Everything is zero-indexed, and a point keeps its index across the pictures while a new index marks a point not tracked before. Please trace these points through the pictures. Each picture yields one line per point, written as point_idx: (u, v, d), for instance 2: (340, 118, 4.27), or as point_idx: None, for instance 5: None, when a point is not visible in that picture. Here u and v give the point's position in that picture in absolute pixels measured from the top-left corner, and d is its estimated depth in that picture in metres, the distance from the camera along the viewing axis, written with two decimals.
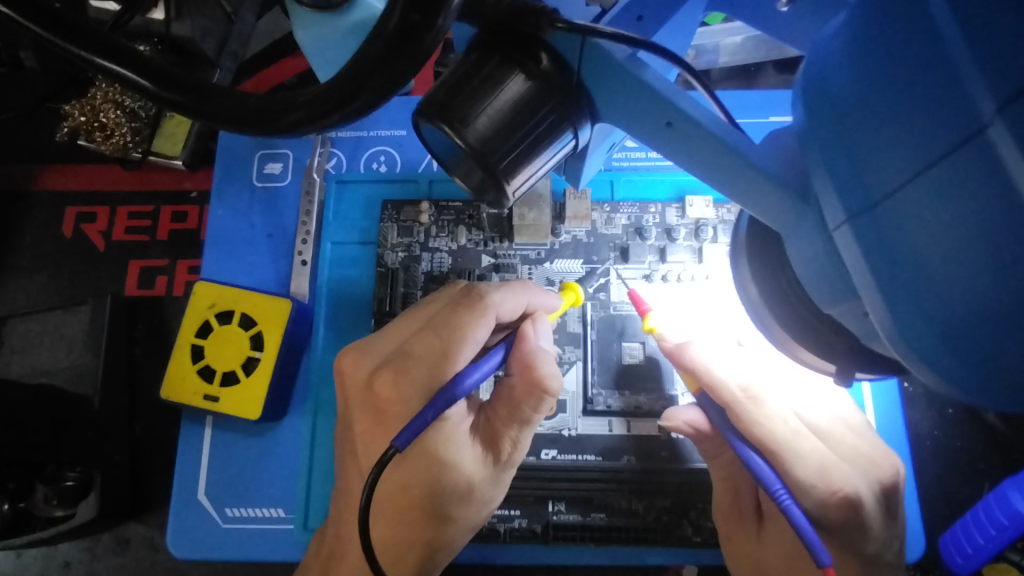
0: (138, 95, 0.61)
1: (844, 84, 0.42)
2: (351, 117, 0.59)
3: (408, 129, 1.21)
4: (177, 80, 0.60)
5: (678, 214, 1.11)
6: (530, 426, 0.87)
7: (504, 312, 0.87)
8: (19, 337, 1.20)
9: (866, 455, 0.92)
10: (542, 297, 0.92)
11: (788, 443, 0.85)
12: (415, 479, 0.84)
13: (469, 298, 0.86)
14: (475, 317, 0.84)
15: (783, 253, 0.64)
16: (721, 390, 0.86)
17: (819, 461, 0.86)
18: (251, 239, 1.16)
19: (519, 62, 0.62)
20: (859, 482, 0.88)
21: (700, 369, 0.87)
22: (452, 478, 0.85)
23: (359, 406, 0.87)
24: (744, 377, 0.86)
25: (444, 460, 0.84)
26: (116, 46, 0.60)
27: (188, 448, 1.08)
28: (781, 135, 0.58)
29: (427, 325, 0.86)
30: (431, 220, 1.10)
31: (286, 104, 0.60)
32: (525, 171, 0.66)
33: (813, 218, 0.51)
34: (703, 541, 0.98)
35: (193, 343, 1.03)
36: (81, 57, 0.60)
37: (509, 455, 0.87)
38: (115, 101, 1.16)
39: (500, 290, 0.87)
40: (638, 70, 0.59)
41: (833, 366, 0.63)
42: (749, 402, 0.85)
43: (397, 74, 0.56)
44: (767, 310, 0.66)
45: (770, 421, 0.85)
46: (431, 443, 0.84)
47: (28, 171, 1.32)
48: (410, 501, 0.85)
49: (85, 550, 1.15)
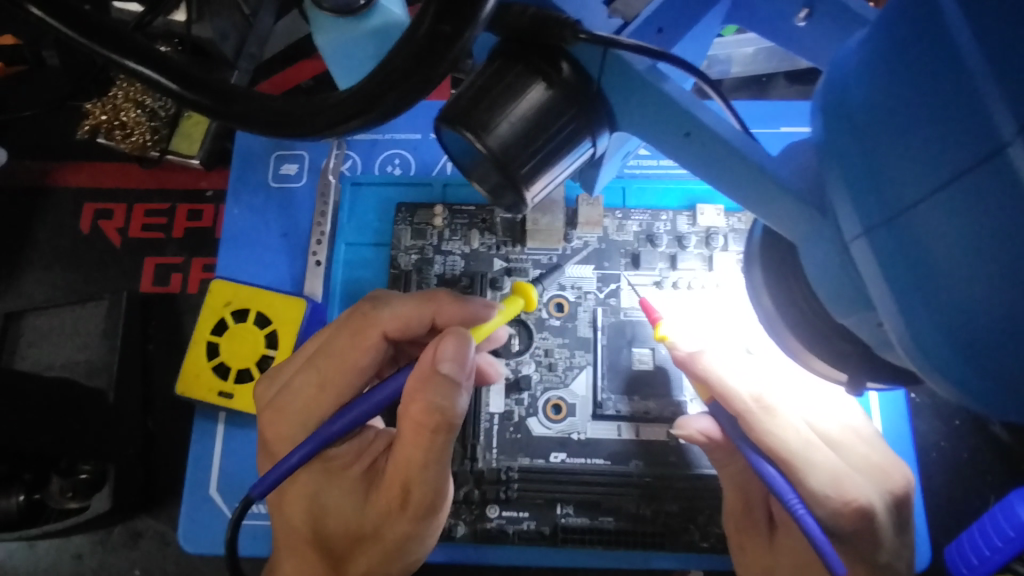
0: (161, 96, 0.63)
1: (867, 101, 0.43)
2: (372, 123, 0.60)
3: (423, 133, 1.22)
4: (201, 82, 0.61)
5: (689, 222, 1.12)
6: (441, 458, 0.84)
7: (389, 331, 0.87)
8: (36, 330, 1.22)
9: (877, 464, 0.93)
10: (447, 307, 0.88)
11: (797, 449, 0.86)
12: (313, 523, 0.84)
13: (352, 325, 0.88)
14: (352, 341, 0.86)
15: (796, 263, 0.65)
16: (734, 399, 0.87)
17: (831, 471, 0.87)
18: (266, 239, 1.17)
19: (541, 72, 0.64)
20: (870, 493, 0.89)
21: (712, 377, 0.88)
22: (347, 521, 0.83)
23: (267, 447, 0.89)
24: (756, 387, 0.87)
25: (336, 502, 0.83)
26: (144, 48, 0.62)
27: (200, 444, 1.09)
28: (799, 146, 0.59)
29: (325, 353, 0.88)
30: (445, 223, 1.12)
31: (310, 109, 0.61)
32: (544, 178, 0.67)
33: (831, 229, 0.52)
34: (710, 546, 0.99)
35: (208, 340, 1.04)
36: (107, 57, 0.62)
37: (405, 497, 0.80)
38: (135, 100, 1.20)
39: (389, 312, 0.87)
40: (659, 81, 0.60)
41: (844, 374, 0.65)
42: (760, 412, 0.86)
43: (418, 85, 0.57)
44: (780, 319, 0.67)
45: (783, 431, 0.86)
46: (321, 486, 0.84)
47: (46, 168, 1.34)
48: (320, 536, 0.84)
49: (96, 543, 1.15)
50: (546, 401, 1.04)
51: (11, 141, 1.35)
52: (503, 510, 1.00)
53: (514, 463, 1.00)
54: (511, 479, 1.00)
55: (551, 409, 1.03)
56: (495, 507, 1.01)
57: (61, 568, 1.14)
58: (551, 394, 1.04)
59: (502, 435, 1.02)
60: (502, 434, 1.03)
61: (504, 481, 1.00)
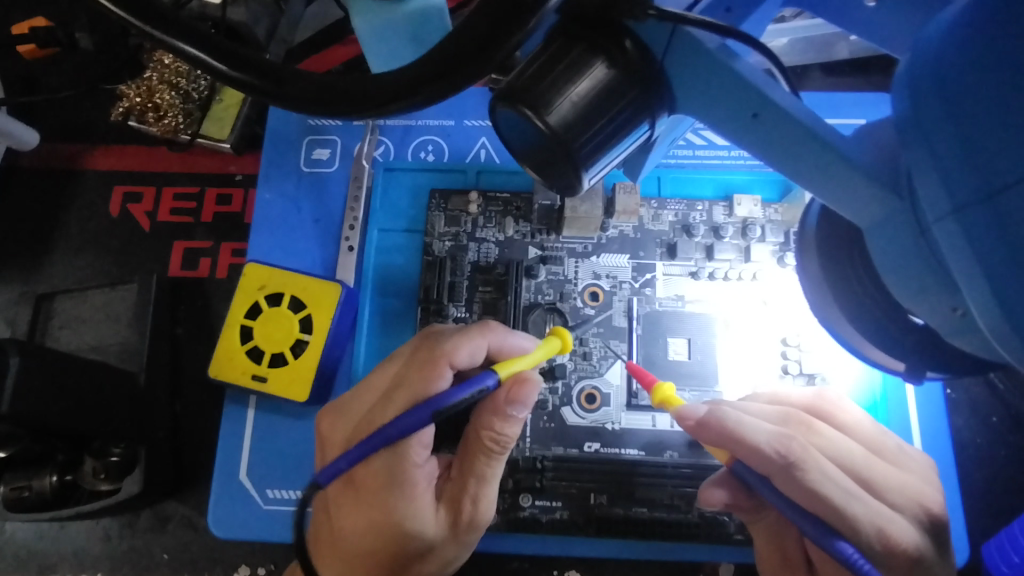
0: (211, 77, 0.62)
1: (967, 82, 0.44)
2: (427, 100, 0.59)
3: (457, 120, 1.21)
4: (251, 61, 0.61)
5: (726, 213, 1.11)
6: (490, 483, 0.88)
7: (459, 360, 0.87)
8: (66, 313, 1.22)
9: (912, 489, 0.87)
10: (511, 340, 0.92)
11: (838, 503, 0.78)
12: (385, 550, 0.85)
13: (423, 354, 0.88)
14: (425, 373, 0.85)
15: (858, 251, 0.64)
16: (763, 457, 0.80)
17: (876, 520, 0.80)
18: (298, 223, 1.17)
19: (603, 50, 0.63)
20: (914, 534, 0.83)
21: (732, 443, 0.81)
22: (417, 546, 0.85)
23: (333, 474, 0.88)
24: (784, 441, 0.80)
25: (409, 532, 0.84)
26: (196, 29, 0.62)
27: (231, 428, 1.08)
28: (873, 128, 0.58)
29: (396, 385, 0.87)
30: (479, 210, 1.11)
31: (362, 87, 0.60)
32: (600, 162, 0.66)
33: (905, 213, 0.52)
34: (744, 539, 0.98)
35: (242, 323, 1.04)
36: (159, 38, 0.62)
37: (472, 515, 0.88)
38: (170, 82, 1.21)
39: (454, 338, 0.88)
40: (728, 60, 0.59)
41: (903, 364, 0.65)
42: (792, 467, 0.79)
43: (480, 63, 0.57)
44: (835, 309, 0.66)
45: (823, 482, 0.79)
46: (400, 518, 0.84)
47: (76, 150, 1.33)
48: (379, 561, 0.85)
49: (125, 526, 1.15)
50: (580, 390, 1.03)
51: (41, 122, 1.35)
52: (536, 499, 0.99)
53: (548, 453, 1.00)
54: (544, 468, 0.99)
55: (585, 399, 1.02)
56: (528, 496, 1.00)
57: (89, 550, 1.14)
58: (585, 383, 1.03)
59: (536, 424, 1.02)
60: (536, 423, 1.02)
61: (537, 470, 0.99)
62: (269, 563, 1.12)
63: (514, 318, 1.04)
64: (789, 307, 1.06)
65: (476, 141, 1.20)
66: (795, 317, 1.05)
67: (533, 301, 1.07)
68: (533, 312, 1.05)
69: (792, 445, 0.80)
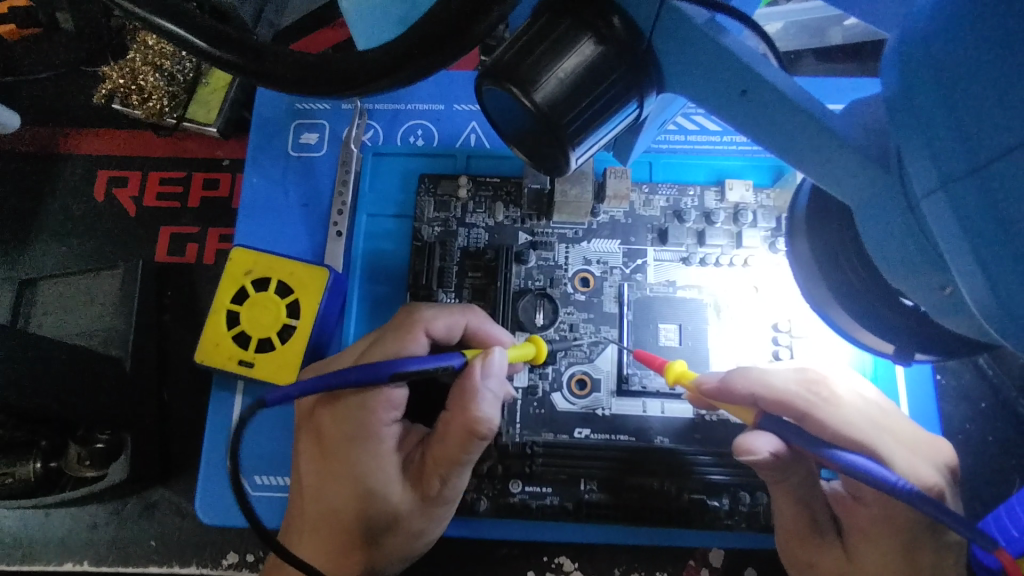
0: (190, 55, 0.60)
1: (950, 57, 0.42)
2: (406, 80, 0.58)
3: (446, 104, 1.21)
4: (230, 38, 0.59)
5: (717, 198, 1.10)
6: (463, 467, 0.83)
7: (436, 328, 0.88)
8: (50, 298, 1.21)
9: (928, 439, 0.89)
10: (491, 326, 0.92)
11: (865, 435, 0.82)
12: (348, 509, 0.84)
13: (404, 318, 0.89)
14: (406, 334, 0.87)
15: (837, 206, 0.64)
16: (789, 403, 0.84)
17: (902, 456, 0.83)
18: (285, 207, 1.15)
19: (590, 26, 0.62)
20: (935, 475, 0.85)
21: (759, 392, 0.84)
22: (382, 509, 0.84)
23: (304, 430, 0.89)
24: (804, 378, 0.85)
25: (371, 490, 0.84)
26: (173, 5, 0.59)
27: (219, 414, 1.08)
28: (864, 104, 0.58)
29: (373, 345, 0.88)
30: (469, 195, 1.10)
31: (336, 62, 0.58)
32: (587, 140, 0.65)
33: (894, 190, 0.52)
34: (735, 523, 0.98)
35: (229, 308, 1.03)
36: (136, 14, 0.59)
37: (438, 491, 0.85)
38: (155, 64, 1.23)
39: (436, 308, 0.89)
40: (718, 36, 0.58)
41: (892, 346, 0.66)
42: (817, 405, 0.83)
43: (460, 43, 0.56)
44: (818, 270, 0.67)
45: (846, 414, 0.83)
46: (361, 472, 0.84)
47: (61, 135, 1.31)
48: (341, 522, 0.85)
49: (112, 513, 1.14)
50: (570, 376, 1.02)
51: (25, 107, 1.33)
52: (526, 485, 0.99)
53: (538, 438, 0.99)
54: (534, 453, 0.99)
55: (575, 384, 1.02)
56: (518, 482, 0.99)
57: (76, 538, 1.13)
58: (575, 369, 1.03)
59: (525, 410, 1.01)
60: (526, 409, 1.01)
61: (527, 455, 0.99)
62: (257, 549, 1.11)
63: (504, 304, 1.03)
64: (786, 289, 1.05)
65: (466, 126, 1.20)
66: (787, 301, 1.05)
67: (523, 287, 1.06)
68: (523, 297, 1.04)
69: (817, 386, 0.85)
